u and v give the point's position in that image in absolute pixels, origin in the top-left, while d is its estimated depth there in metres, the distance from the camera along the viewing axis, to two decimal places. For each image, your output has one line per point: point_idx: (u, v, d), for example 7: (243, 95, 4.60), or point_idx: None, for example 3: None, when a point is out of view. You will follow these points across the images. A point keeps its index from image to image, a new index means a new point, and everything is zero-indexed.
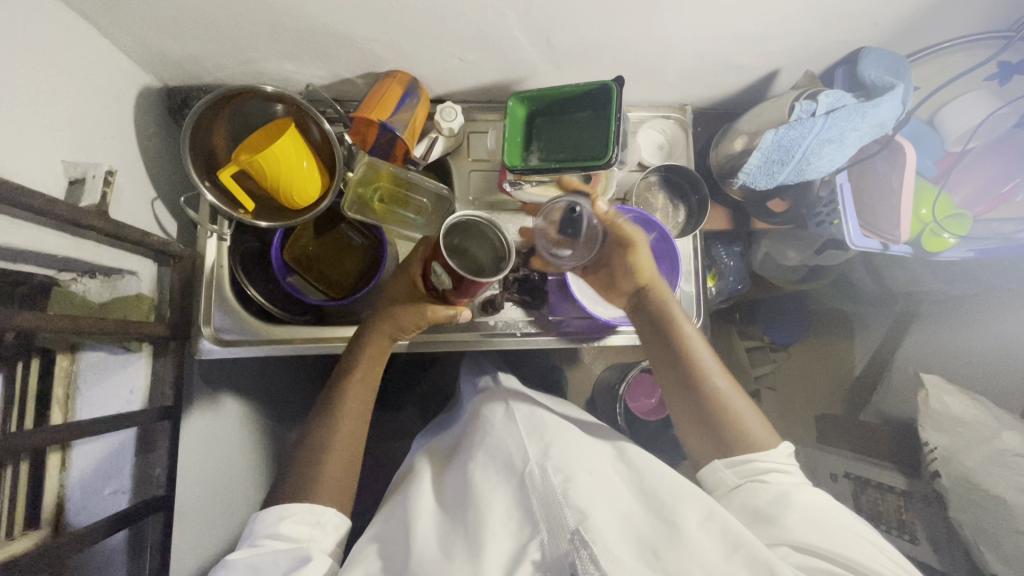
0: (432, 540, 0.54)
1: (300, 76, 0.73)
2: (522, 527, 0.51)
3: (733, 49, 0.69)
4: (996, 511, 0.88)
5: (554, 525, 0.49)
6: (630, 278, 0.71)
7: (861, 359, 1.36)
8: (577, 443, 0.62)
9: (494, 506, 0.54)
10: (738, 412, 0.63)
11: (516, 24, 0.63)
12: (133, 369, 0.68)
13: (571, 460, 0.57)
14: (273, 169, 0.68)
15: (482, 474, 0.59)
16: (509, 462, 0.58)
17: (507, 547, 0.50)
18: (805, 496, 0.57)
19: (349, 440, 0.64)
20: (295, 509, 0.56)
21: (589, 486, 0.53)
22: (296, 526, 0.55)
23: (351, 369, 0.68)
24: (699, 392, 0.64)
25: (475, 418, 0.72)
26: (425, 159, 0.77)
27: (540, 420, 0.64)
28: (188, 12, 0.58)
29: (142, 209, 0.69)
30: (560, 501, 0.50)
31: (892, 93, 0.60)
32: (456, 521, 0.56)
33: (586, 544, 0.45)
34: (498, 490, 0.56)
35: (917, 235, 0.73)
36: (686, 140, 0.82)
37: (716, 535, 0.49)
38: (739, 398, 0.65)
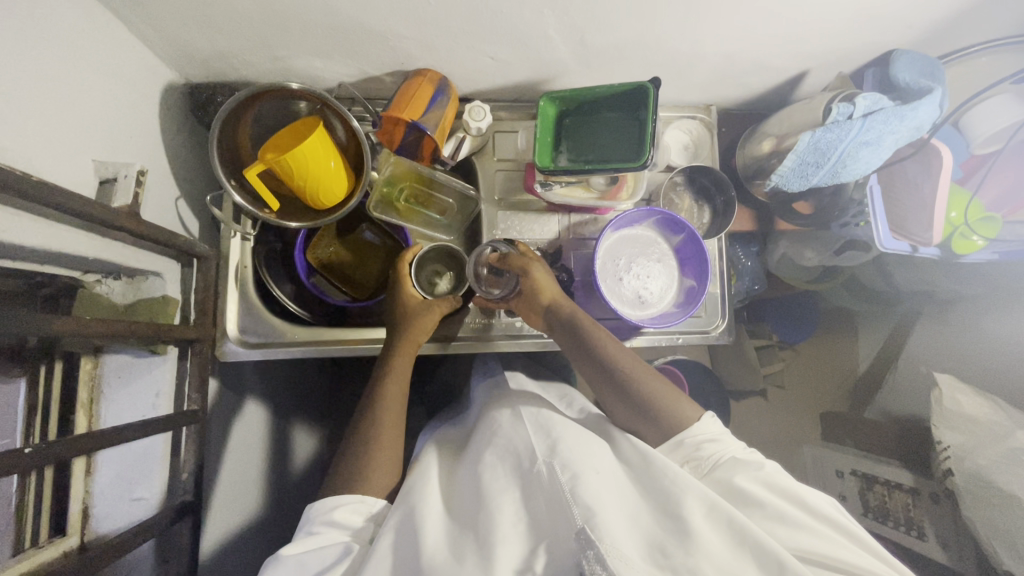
0: (440, 543, 0.51)
1: (327, 73, 0.72)
2: (531, 532, 0.51)
3: (765, 50, 0.68)
4: (1006, 508, 0.90)
5: (564, 528, 0.48)
6: (537, 297, 0.71)
7: (866, 357, 1.37)
8: (585, 441, 0.60)
9: (504, 509, 0.53)
10: (662, 399, 0.65)
11: (552, 23, 0.62)
12: (158, 372, 0.66)
13: (579, 457, 0.56)
14: (302, 168, 0.66)
15: (491, 473, 0.58)
16: (518, 463, 0.58)
17: (517, 552, 0.49)
18: (753, 477, 0.56)
19: (395, 436, 0.65)
20: (346, 499, 0.58)
21: (597, 483, 0.52)
22: (347, 513, 0.57)
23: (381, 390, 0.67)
24: (621, 388, 0.66)
25: (484, 418, 0.72)
26: (453, 160, 0.76)
27: (547, 419, 0.63)
28: (221, 7, 0.57)
29: (166, 208, 0.68)
30: (568, 500, 0.50)
31: (932, 97, 0.60)
32: (464, 524, 0.54)
33: (591, 544, 0.45)
34: (507, 492, 0.55)
35: (948, 237, 0.73)
36: (711, 141, 0.82)
37: (723, 527, 0.48)
38: (658, 384, 0.66)
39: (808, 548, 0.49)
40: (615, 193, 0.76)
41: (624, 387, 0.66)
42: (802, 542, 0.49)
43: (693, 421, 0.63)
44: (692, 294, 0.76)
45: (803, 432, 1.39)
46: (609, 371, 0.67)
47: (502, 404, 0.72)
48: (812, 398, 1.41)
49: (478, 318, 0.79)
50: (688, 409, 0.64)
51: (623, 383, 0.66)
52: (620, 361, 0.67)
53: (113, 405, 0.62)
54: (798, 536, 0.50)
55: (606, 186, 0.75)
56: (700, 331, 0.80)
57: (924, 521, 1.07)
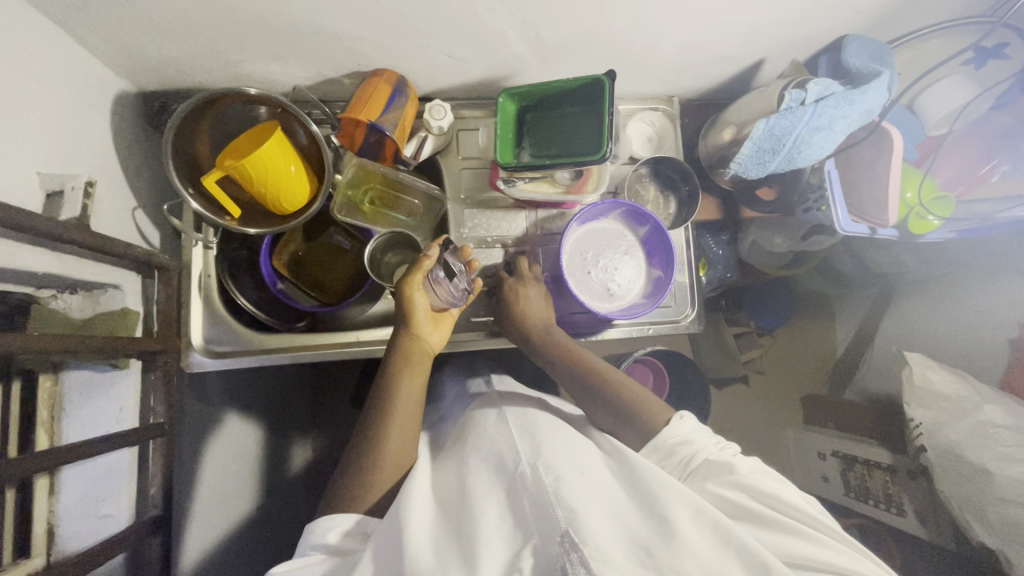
0: (423, 544, 0.50)
1: (284, 77, 0.71)
2: (514, 533, 0.49)
3: (722, 39, 0.69)
4: (976, 481, 0.92)
5: (546, 529, 0.47)
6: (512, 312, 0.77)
7: (843, 339, 1.39)
8: (568, 442, 0.61)
9: (488, 512, 0.52)
10: (628, 392, 0.69)
11: (506, 19, 0.62)
12: (121, 387, 0.65)
13: (561, 460, 0.56)
14: (260, 175, 0.65)
15: (475, 476, 0.58)
16: (502, 464, 0.58)
17: (501, 554, 0.47)
18: (745, 468, 0.57)
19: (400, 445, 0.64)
20: (342, 520, 0.57)
21: (580, 486, 0.52)
22: (341, 536, 0.56)
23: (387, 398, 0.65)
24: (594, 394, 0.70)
25: (469, 423, 0.73)
26: (415, 159, 0.76)
27: (532, 421, 0.65)
28: (167, 13, 0.56)
29: (123, 220, 0.66)
30: (551, 503, 0.49)
31: (880, 81, 0.61)
32: (449, 525, 0.53)
33: (577, 547, 0.44)
34: (490, 495, 0.54)
35: (905, 218, 0.75)
36: (674, 132, 0.83)
37: (708, 528, 0.48)
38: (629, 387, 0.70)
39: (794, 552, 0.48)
40: (581, 185, 0.76)
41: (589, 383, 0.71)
42: (788, 546, 0.49)
43: (660, 420, 0.65)
44: (659, 284, 0.77)
45: (785, 416, 1.41)
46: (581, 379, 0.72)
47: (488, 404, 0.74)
48: (793, 382, 1.43)
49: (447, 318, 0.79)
50: (656, 408, 0.66)
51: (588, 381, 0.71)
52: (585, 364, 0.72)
53: (75, 422, 0.59)
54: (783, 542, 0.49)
55: (572, 180, 0.75)
56: (670, 321, 0.81)
57: (902, 498, 1.09)
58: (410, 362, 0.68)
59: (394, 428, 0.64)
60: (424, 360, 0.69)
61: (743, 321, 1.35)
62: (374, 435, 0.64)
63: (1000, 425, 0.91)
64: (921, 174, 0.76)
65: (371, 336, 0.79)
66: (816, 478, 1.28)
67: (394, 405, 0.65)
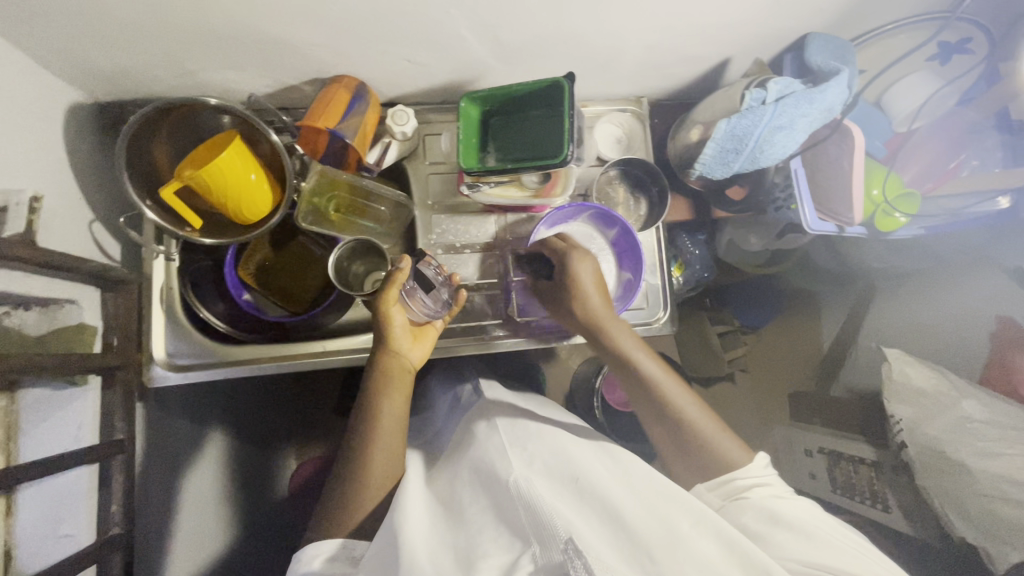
0: (420, 559, 0.49)
1: (242, 85, 0.70)
2: (513, 542, 0.48)
3: (684, 40, 0.68)
4: (955, 475, 0.91)
5: (545, 537, 0.46)
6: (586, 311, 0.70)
7: (829, 336, 1.38)
8: (562, 450, 0.61)
9: (484, 528, 0.52)
10: (700, 427, 0.66)
11: (463, 23, 0.61)
12: (79, 405, 0.63)
13: (556, 474, 0.57)
14: (218, 185, 0.64)
15: (470, 494, 0.59)
16: (492, 475, 0.58)
17: (501, 561, 0.47)
18: (790, 505, 0.57)
19: (386, 465, 0.63)
20: (329, 544, 0.58)
21: (576, 501, 0.52)
22: (328, 561, 0.56)
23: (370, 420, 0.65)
24: (668, 419, 0.67)
25: (464, 434, 0.73)
26: (379, 166, 0.75)
27: (523, 433, 0.65)
28: (113, 22, 0.55)
29: (76, 234, 0.65)
30: (548, 512, 0.48)
31: (839, 79, 0.60)
32: (443, 542, 0.53)
33: (580, 554, 0.43)
34: (485, 510, 0.55)
35: (870, 215, 0.75)
36: (644, 133, 0.82)
37: (710, 538, 0.47)
38: (703, 417, 0.67)
39: (830, 563, 0.49)
40: (550, 189, 0.75)
41: (659, 404, 0.68)
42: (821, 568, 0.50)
43: (740, 465, 0.62)
44: (628, 287, 0.76)
45: (771, 415, 1.40)
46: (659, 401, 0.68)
47: (479, 416, 0.74)
48: (778, 381, 1.42)
49: None
50: (733, 450, 0.64)
51: (660, 405, 0.67)
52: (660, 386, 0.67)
53: (32, 441, 0.56)
54: (823, 556, 0.50)
55: (539, 184, 0.74)
56: (642, 324, 0.80)
57: (887, 494, 1.05)
58: (388, 380, 0.67)
59: (376, 448, 0.63)
60: (405, 377, 0.68)
61: (727, 319, 1.33)
62: (357, 456, 0.64)
63: (978, 420, 0.90)
64: (885, 170, 0.76)
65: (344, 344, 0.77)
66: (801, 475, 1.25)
67: (377, 425, 0.64)
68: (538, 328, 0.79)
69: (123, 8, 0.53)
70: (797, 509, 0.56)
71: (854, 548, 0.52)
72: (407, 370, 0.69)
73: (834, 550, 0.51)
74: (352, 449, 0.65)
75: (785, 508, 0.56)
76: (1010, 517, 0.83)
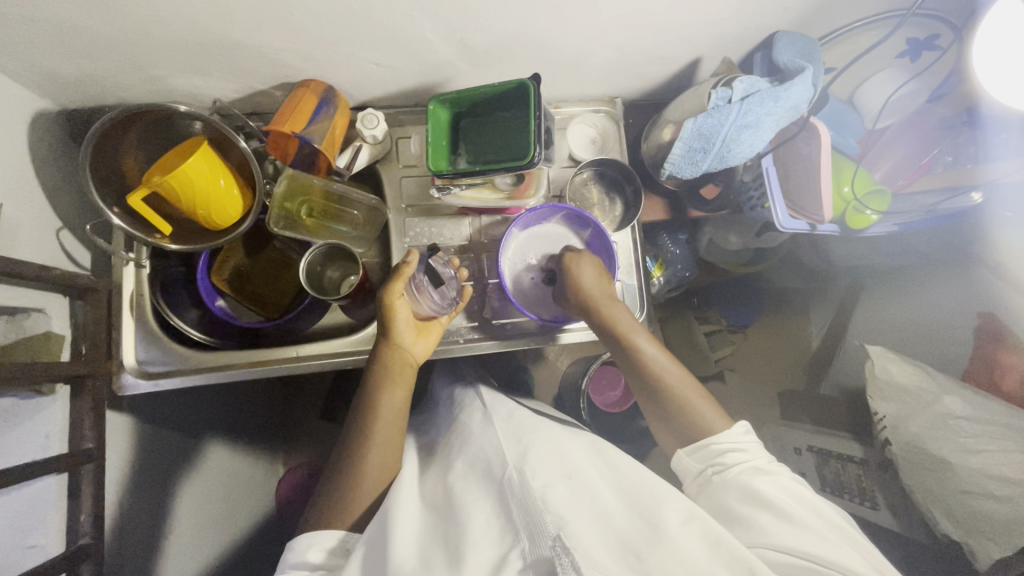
0: (410, 558, 0.49)
1: (210, 91, 0.70)
2: (503, 536, 0.49)
3: (652, 40, 0.68)
4: (940, 473, 0.90)
5: (535, 533, 0.48)
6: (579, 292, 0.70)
7: (817, 334, 1.33)
8: (557, 442, 0.61)
9: (474, 517, 0.52)
10: (689, 405, 0.66)
11: (427, 26, 0.61)
12: (48, 414, 0.62)
13: (548, 463, 0.56)
14: (186, 191, 0.64)
15: (463, 485, 0.58)
16: (488, 469, 0.58)
17: (488, 556, 0.48)
18: (772, 484, 0.56)
19: (383, 460, 0.64)
20: (322, 537, 0.57)
21: (568, 492, 0.52)
22: (321, 552, 0.56)
23: (372, 415, 0.65)
24: (660, 395, 0.67)
25: (454, 426, 0.73)
26: (349, 170, 0.75)
27: (520, 426, 0.64)
28: (72, 29, 0.55)
29: (42, 242, 0.65)
30: (538, 508, 0.49)
31: (804, 77, 0.61)
32: (436, 534, 0.53)
33: (568, 551, 0.44)
34: (478, 499, 0.54)
35: (842, 213, 0.77)
36: (617, 133, 0.82)
37: (696, 533, 0.48)
38: (695, 396, 0.66)
39: (810, 551, 0.49)
40: (524, 191, 0.74)
41: (651, 382, 0.68)
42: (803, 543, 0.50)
43: (720, 432, 0.63)
44: None
45: (760, 413, 1.34)
46: (650, 378, 0.68)
47: (474, 406, 0.74)
48: (768, 378, 1.36)
49: None
50: (716, 421, 0.64)
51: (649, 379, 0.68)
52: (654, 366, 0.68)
53: None
54: (802, 541, 0.50)
55: (513, 186, 0.73)
56: None
57: (875, 491, 1.03)
58: (391, 373, 0.68)
59: (376, 439, 0.64)
60: (406, 370, 0.69)
61: (714, 319, 1.30)
62: (356, 447, 0.64)
63: (960, 417, 0.88)
64: (854, 168, 0.78)
65: (326, 346, 0.76)
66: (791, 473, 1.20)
67: (376, 419, 0.65)
68: (514, 331, 0.79)
69: (81, 14, 0.52)
70: (780, 488, 0.56)
71: (839, 531, 0.53)
72: (409, 366, 0.70)
73: (814, 534, 0.50)
74: (348, 445, 0.65)
75: (770, 487, 0.56)
76: (989, 511, 0.83)
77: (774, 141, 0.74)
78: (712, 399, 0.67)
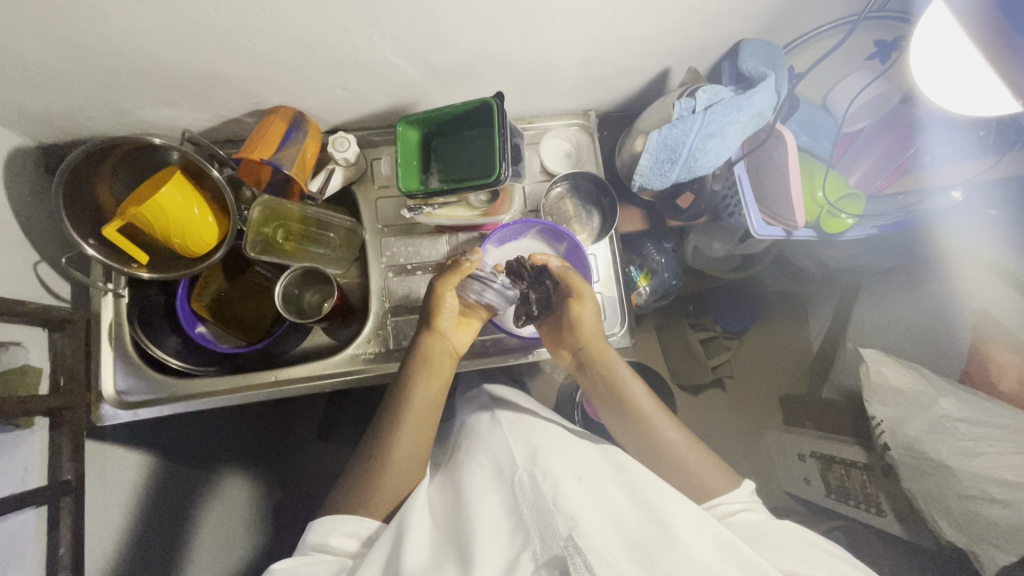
0: (422, 564, 0.50)
1: (181, 121, 0.71)
2: (513, 537, 0.50)
3: (617, 53, 0.68)
4: (940, 476, 0.82)
5: (546, 534, 0.48)
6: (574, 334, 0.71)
7: (817, 337, 1.26)
8: (566, 443, 0.61)
9: (482, 515, 0.53)
10: (681, 459, 0.64)
11: (388, 49, 0.61)
12: (26, 446, 0.62)
13: (559, 463, 0.57)
14: (162, 221, 0.65)
15: (471, 482, 0.60)
16: (498, 469, 0.59)
17: (502, 558, 0.48)
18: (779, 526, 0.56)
19: (415, 451, 0.64)
20: (345, 523, 0.58)
21: (579, 491, 0.52)
22: (345, 538, 0.57)
23: (408, 403, 0.65)
24: (652, 450, 0.65)
25: (463, 429, 0.75)
26: (322, 194, 0.77)
27: (526, 426, 0.65)
28: (37, 69, 0.56)
29: (18, 277, 0.67)
30: (550, 509, 0.50)
31: (766, 85, 0.63)
32: (450, 538, 0.53)
33: (579, 551, 0.44)
34: (488, 499, 0.56)
35: (817, 218, 0.78)
36: (591, 145, 0.82)
37: (707, 539, 0.48)
38: (689, 448, 0.65)
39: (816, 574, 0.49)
40: (499, 208, 0.75)
41: (641, 435, 0.66)
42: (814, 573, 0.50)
43: (718, 489, 0.62)
44: None
45: (764, 418, 1.28)
46: (645, 433, 0.66)
47: (484, 413, 0.74)
48: (769, 383, 1.30)
49: (366, 350, 0.77)
50: (711, 474, 0.63)
51: (643, 434, 0.66)
52: (646, 416, 0.66)
53: None
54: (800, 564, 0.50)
55: (487, 203, 0.73)
56: None
57: (881, 497, 0.95)
58: (429, 362, 0.68)
59: (407, 428, 0.64)
60: (445, 360, 0.69)
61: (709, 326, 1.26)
62: (389, 431, 0.64)
63: (959, 418, 0.82)
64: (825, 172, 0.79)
65: (324, 365, 0.76)
66: (798, 480, 1.14)
67: (408, 409, 0.65)
68: (496, 347, 0.79)
69: (42, 53, 0.54)
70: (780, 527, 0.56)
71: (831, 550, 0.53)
72: (450, 359, 0.70)
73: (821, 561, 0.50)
74: (375, 440, 0.65)
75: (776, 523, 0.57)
76: (993, 517, 0.78)
77: (745, 147, 0.76)
78: (707, 450, 0.66)
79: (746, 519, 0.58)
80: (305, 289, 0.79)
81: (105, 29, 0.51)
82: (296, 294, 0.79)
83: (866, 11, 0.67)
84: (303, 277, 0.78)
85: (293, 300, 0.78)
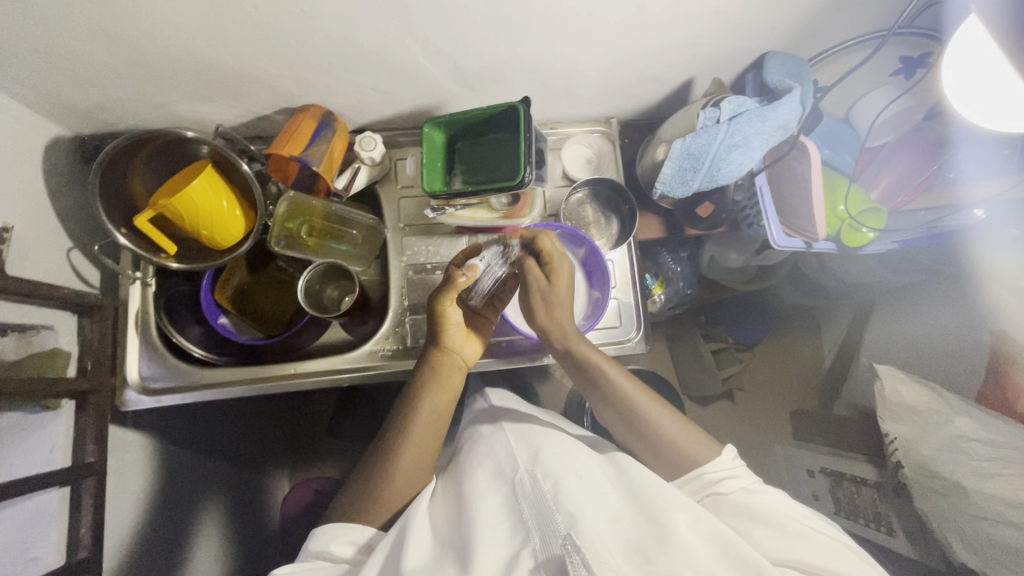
0: (425, 562, 0.50)
1: (214, 116, 0.73)
2: (514, 535, 0.50)
3: (641, 63, 0.69)
4: (954, 497, 0.82)
5: (546, 533, 0.49)
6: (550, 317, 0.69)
7: (830, 352, 1.25)
8: (568, 445, 0.62)
9: (483, 513, 0.53)
10: (677, 443, 0.63)
11: (420, 52, 0.63)
12: (52, 428, 0.64)
13: (560, 464, 0.57)
14: (193, 213, 0.66)
15: (473, 480, 0.60)
16: (499, 469, 0.60)
17: (500, 557, 0.48)
18: (768, 499, 0.56)
19: (420, 461, 0.65)
20: (346, 531, 0.58)
21: (578, 489, 0.53)
22: (344, 545, 0.57)
23: (415, 418, 0.66)
24: (650, 439, 0.64)
25: (467, 432, 0.75)
26: (347, 191, 0.78)
27: (529, 428, 0.66)
28: (82, 61, 0.58)
29: (52, 262, 0.69)
30: (550, 507, 0.51)
31: (791, 97, 0.63)
32: (453, 538, 0.54)
33: (577, 549, 0.45)
34: (488, 496, 0.56)
35: (837, 230, 0.79)
36: (612, 152, 0.83)
37: (706, 535, 0.49)
38: (684, 428, 0.64)
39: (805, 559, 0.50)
40: (520, 210, 0.77)
41: (636, 426, 0.65)
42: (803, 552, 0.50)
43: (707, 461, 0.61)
44: (597, 305, 0.76)
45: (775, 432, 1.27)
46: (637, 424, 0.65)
47: (494, 414, 0.74)
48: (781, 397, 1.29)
49: (383, 347, 0.78)
50: (699, 449, 0.62)
51: (636, 421, 0.65)
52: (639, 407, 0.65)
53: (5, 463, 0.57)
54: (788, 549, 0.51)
55: (510, 205, 0.76)
56: (614, 342, 0.79)
57: (892, 516, 0.94)
58: (439, 378, 0.68)
59: (412, 440, 0.64)
60: (454, 374, 0.69)
61: (722, 336, 1.25)
62: (392, 441, 0.65)
63: (975, 438, 0.81)
64: (846, 186, 0.80)
65: (336, 362, 0.77)
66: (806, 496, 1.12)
67: (414, 423, 0.65)
68: (511, 348, 0.80)
69: (88, 47, 0.56)
70: (773, 504, 0.55)
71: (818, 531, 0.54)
72: (460, 372, 0.71)
73: (811, 546, 0.51)
74: (379, 450, 0.65)
75: (767, 500, 0.56)
76: (1007, 540, 0.77)
77: (768, 159, 0.76)
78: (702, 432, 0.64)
79: (728, 488, 0.58)
80: (326, 283, 0.81)
81: (150, 25, 0.53)
82: (316, 287, 0.80)
83: (895, 28, 0.68)
84: (325, 271, 0.79)
85: (313, 293, 0.79)
